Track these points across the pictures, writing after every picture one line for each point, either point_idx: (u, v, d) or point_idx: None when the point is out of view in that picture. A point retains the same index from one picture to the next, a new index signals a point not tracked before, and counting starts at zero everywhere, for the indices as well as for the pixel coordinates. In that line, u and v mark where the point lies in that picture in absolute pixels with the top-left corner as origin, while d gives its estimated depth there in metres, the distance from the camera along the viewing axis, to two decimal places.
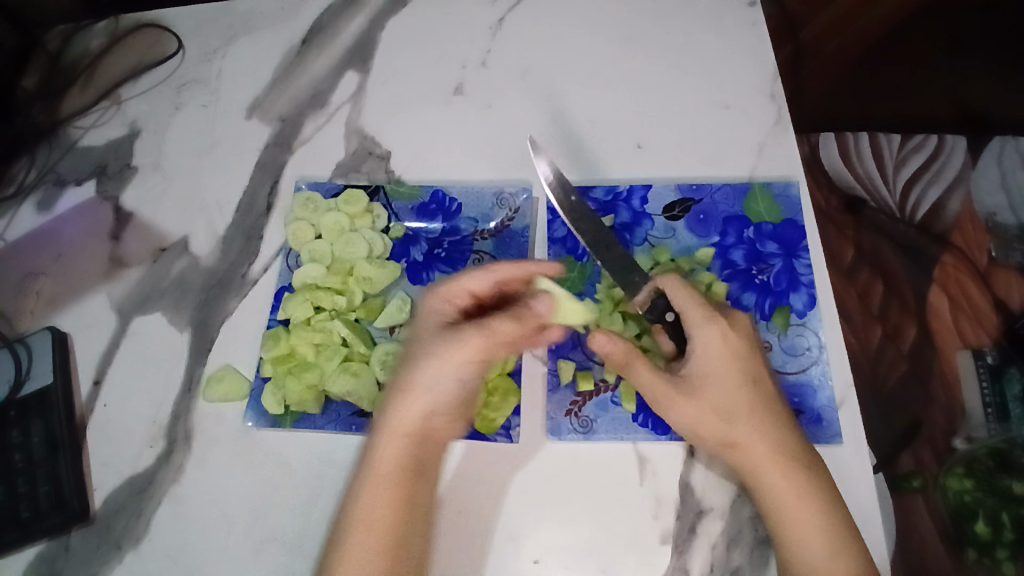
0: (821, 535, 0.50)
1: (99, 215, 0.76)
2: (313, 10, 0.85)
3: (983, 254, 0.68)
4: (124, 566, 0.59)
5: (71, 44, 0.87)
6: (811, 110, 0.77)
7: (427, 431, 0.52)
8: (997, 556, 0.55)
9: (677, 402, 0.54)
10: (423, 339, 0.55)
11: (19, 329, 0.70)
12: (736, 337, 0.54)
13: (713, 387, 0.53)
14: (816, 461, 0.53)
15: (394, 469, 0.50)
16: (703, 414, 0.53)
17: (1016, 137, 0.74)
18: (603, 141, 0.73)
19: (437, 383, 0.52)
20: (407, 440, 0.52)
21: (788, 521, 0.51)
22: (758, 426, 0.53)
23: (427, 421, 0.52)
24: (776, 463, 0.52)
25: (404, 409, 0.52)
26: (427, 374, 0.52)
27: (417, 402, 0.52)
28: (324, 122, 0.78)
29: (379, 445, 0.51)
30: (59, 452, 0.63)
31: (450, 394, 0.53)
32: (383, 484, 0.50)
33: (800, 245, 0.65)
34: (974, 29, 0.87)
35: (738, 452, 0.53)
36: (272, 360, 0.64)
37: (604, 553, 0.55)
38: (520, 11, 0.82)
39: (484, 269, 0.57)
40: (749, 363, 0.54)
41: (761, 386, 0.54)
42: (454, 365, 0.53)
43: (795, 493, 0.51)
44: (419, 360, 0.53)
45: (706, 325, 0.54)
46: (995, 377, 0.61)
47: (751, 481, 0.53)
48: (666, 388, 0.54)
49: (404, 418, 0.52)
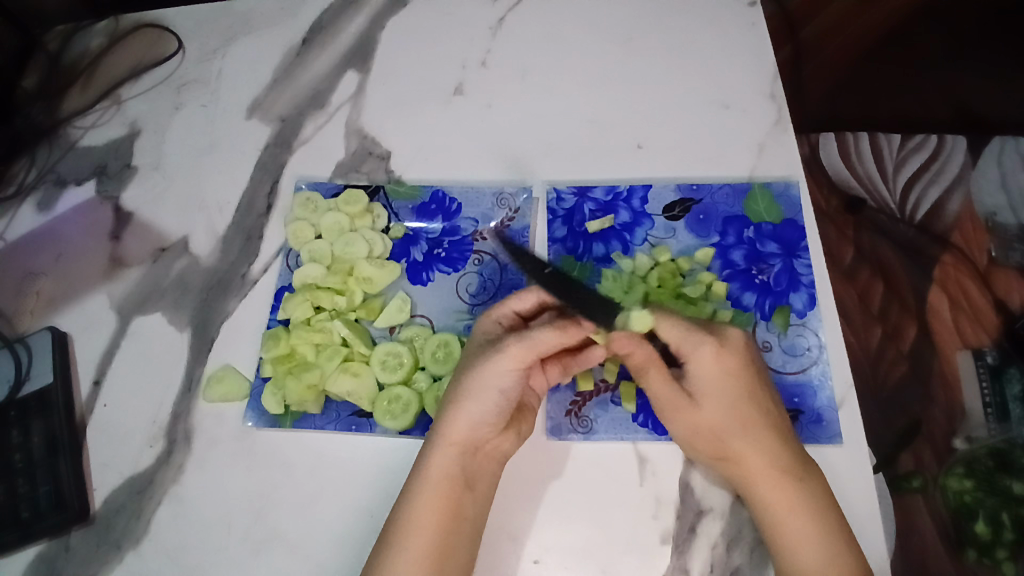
0: (814, 542, 0.50)
1: (99, 215, 0.76)
2: (313, 10, 0.85)
3: (983, 254, 0.68)
4: (124, 566, 0.59)
5: (70, 44, 0.87)
6: (813, 111, 0.76)
7: (473, 442, 0.52)
8: (997, 557, 0.55)
9: (676, 417, 0.55)
10: (472, 354, 0.55)
11: (19, 329, 0.70)
12: (728, 355, 0.53)
13: (710, 405, 0.54)
14: (811, 469, 0.53)
15: (440, 479, 0.51)
16: (700, 429, 0.54)
17: (1016, 137, 0.74)
18: (603, 141, 0.73)
19: (483, 394, 0.52)
20: (454, 449, 0.52)
21: (781, 527, 0.51)
22: (755, 438, 0.53)
23: (474, 431, 0.52)
24: (770, 473, 0.52)
25: (450, 419, 0.52)
26: (472, 385, 0.52)
27: (462, 412, 0.52)
28: (324, 122, 0.78)
29: (428, 455, 0.52)
30: (60, 452, 0.63)
31: (496, 404, 0.53)
32: (429, 494, 0.50)
33: (799, 245, 0.65)
34: (974, 28, 0.87)
35: (731, 465, 0.54)
36: (272, 360, 0.64)
37: (604, 553, 0.55)
38: (520, 11, 0.82)
39: (529, 290, 0.57)
40: (744, 378, 0.54)
41: (756, 400, 0.54)
42: (498, 375, 0.52)
43: (788, 501, 0.51)
44: (467, 374, 0.53)
45: (699, 348, 0.53)
46: (995, 377, 0.61)
47: (745, 492, 0.53)
48: (670, 405, 0.55)
49: (450, 427, 0.52)
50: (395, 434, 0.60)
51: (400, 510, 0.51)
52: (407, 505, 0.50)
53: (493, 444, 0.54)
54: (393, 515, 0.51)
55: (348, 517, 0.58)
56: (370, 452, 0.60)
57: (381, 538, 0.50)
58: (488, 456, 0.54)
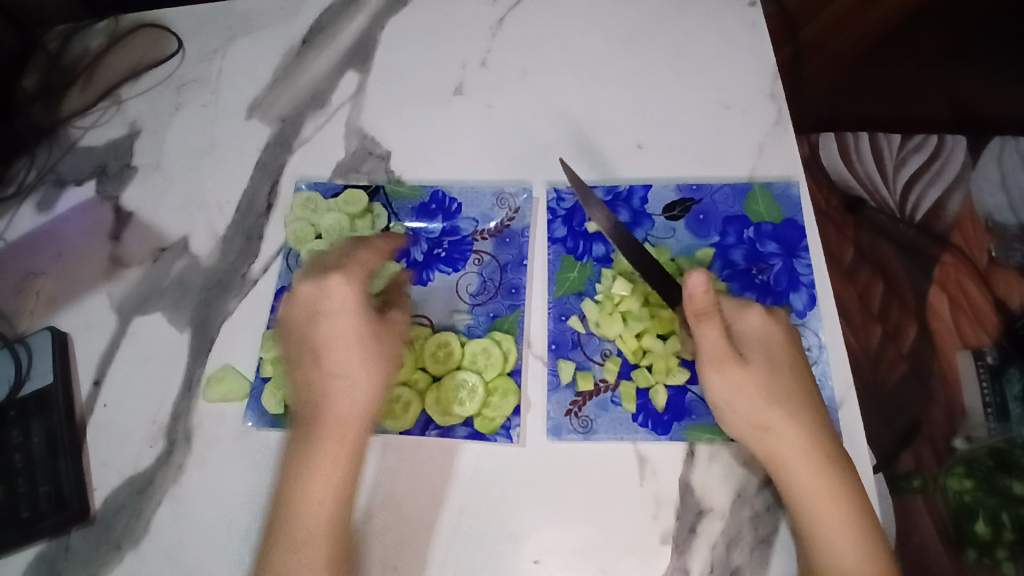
0: (850, 537, 0.49)
1: (100, 215, 0.76)
2: (313, 10, 0.84)
3: (983, 254, 0.68)
4: (124, 566, 0.59)
5: (71, 44, 0.87)
6: (812, 113, 0.77)
7: (354, 416, 0.53)
8: (996, 556, 0.55)
9: (725, 366, 0.53)
10: (336, 332, 0.55)
11: (19, 329, 0.70)
12: (774, 324, 0.56)
13: (759, 362, 0.54)
14: (845, 460, 0.52)
15: (323, 459, 0.51)
16: (746, 385, 0.53)
17: (1016, 137, 0.74)
18: (603, 141, 0.73)
19: (356, 371, 0.54)
20: (333, 428, 0.52)
21: (820, 517, 0.50)
22: (796, 416, 0.53)
23: (349, 406, 0.53)
24: (810, 457, 0.51)
25: (331, 394, 0.54)
26: (350, 362, 0.55)
27: (352, 390, 0.54)
28: (324, 122, 0.78)
29: (315, 440, 0.52)
30: (59, 452, 0.63)
31: (369, 379, 0.55)
32: (314, 477, 0.51)
33: (800, 245, 0.65)
34: (976, 27, 0.86)
35: (772, 437, 0.52)
36: (272, 360, 0.64)
37: (604, 553, 0.55)
38: (520, 11, 0.82)
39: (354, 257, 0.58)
40: (787, 352, 0.55)
41: (797, 373, 0.55)
42: (378, 352, 0.56)
43: (830, 492, 0.50)
44: (339, 354, 0.55)
45: (748, 313, 0.56)
46: (995, 377, 0.61)
47: (779, 476, 0.52)
48: (722, 349, 0.53)
49: (333, 402, 0.53)
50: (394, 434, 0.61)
51: (293, 484, 0.51)
52: (293, 485, 0.51)
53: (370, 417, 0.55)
54: (293, 486, 0.51)
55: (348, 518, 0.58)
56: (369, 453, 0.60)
57: (281, 512, 0.50)
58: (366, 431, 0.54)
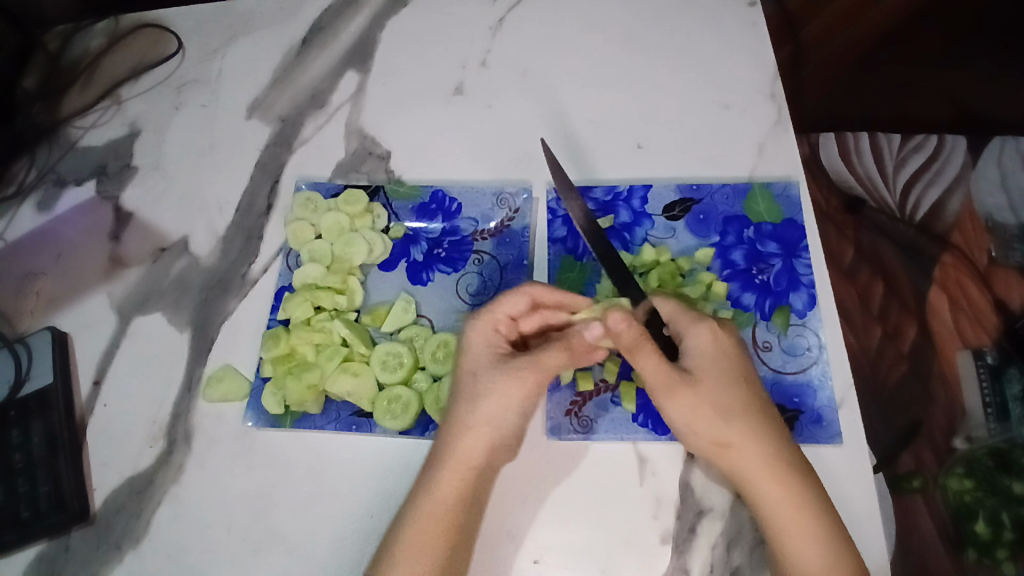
0: (817, 544, 0.49)
1: (100, 215, 0.76)
2: (313, 11, 0.84)
3: (983, 254, 0.68)
4: (124, 566, 0.59)
5: (71, 44, 0.87)
6: (812, 112, 0.76)
7: (481, 462, 0.53)
8: (997, 556, 0.55)
9: (675, 391, 0.53)
10: (470, 371, 0.56)
11: (19, 329, 0.70)
12: (725, 335, 0.56)
13: (709, 380, 0.54)
14: (806, 465, 0.53)
15: (442, 498, 0.51)
16: (701, 406, 0.53)
17: (1016, 138, 0.74)
18: (603, 140, 0.73)
19: (484, 413, 0.54)
20: (459, 468, 0.52)
21: (782, 526, 0.51)
22: (754, 427, 0.53)
23: (478, 449, 0.53)
24: (769, 467, 0.52)
25: (455, 429, 0.53)
26: (472, 406, 0.54)
27: (485, 406, 0.54)
28: (324, 122, 0.78)
29: (439, 475, 0.52)
30: (59, 452, 0.63)
31: (497, 423, 0.54)
32: (428, 513, 0.51)
33: (800, 245, 0.65)
34: (977, 26, 0.86)
35: (732, 452, 0.53)
36: (271, 360, 0.64)
37: (605, 553, 0.55)
38: (520, 11, 0.82)
39: (518, 292, 0.57)
40: (740, 362, 0.55)
41: (752, 385, 0.55)
42: (508, 394, 0.54)
43: (793, 499, 0.51)
44: (470, 398, 0.54)
45: (697, 327, 0.56)
46: (995, 377, 0.61)
47: (744, 486, 0.53)
48: (666, 376, 0.53)
49: (467, 415, 0.54)
50: (395, 434, 0.60)
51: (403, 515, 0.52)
52: (410, 515, 0.51)
53: (492, 459, 0.54)
54: (403, 512, 0.52)
55: (346, 518, 0.58)
56: (369, 453, 0.60)
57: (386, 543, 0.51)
58: (488, 470, 0.54)
